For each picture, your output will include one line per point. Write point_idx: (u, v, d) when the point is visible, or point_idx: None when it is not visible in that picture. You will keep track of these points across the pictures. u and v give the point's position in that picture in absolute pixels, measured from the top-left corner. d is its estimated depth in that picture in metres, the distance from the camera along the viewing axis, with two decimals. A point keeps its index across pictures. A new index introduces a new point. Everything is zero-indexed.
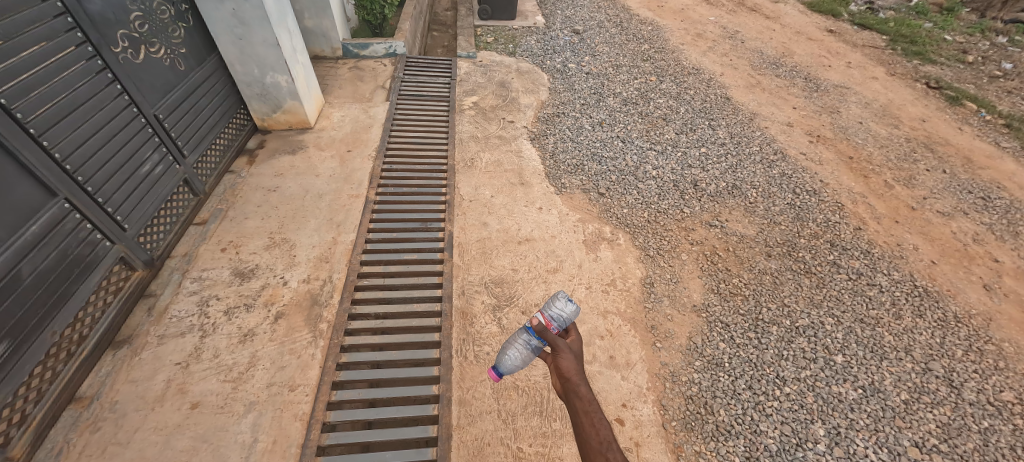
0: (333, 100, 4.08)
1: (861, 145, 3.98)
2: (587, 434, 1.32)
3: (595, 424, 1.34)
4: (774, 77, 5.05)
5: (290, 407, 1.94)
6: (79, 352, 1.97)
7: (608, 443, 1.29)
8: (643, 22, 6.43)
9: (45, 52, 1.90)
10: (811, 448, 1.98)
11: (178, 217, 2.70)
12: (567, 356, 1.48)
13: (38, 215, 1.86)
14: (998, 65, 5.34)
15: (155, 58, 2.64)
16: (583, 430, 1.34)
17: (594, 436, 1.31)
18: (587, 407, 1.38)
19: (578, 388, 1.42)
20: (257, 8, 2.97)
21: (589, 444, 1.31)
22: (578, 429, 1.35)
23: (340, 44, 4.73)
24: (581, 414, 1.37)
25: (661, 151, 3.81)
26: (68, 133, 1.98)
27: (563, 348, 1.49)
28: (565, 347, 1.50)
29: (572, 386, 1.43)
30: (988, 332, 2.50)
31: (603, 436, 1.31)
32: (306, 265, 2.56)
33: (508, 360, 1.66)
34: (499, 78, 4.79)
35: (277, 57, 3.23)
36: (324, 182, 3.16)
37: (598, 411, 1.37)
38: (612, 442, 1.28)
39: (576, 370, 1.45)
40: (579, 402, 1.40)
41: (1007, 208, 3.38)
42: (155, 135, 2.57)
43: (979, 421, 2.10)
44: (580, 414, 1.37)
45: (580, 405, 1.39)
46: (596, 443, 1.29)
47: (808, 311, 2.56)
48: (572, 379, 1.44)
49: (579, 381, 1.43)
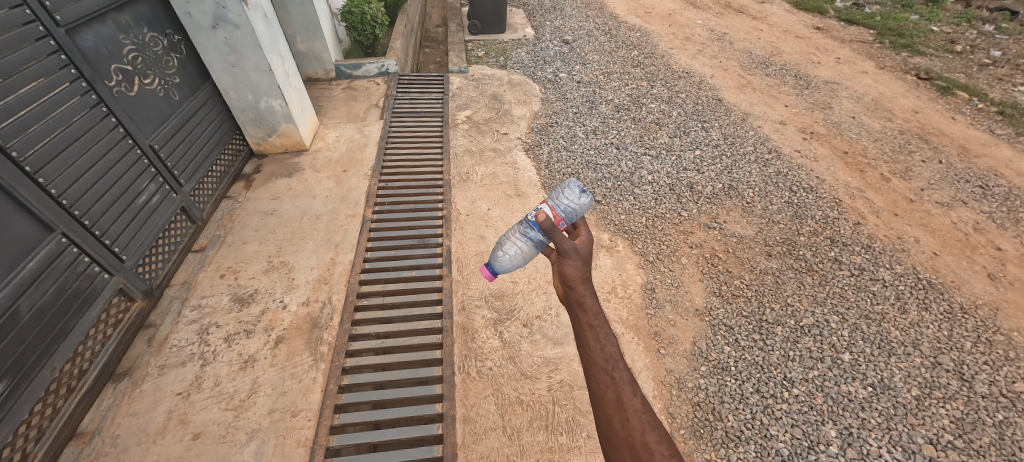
0: (328, 121, 4.12)
1: (855, 139, 3.99)
2: (592, 352, 1.27)
3: (601, 340, 1.28)
4: (764, 77, 5.09)
5: (293, 433, 1.92)
6: (80, 386, 1.96)
7: (614, 361, 1.25)
8: (631, 28, 6.50)
9: (41, 89, 1.93)
10: (824, 451, 1.94)
11: (177, 246, 2.71)
12: (574, 263, 1.36)
13: (35, 251, 1.86)
14: (987, 53, 5.36)
15: (149, 89, 2.68)
16: (588, 346, 1.29)
17: (600, 354, 1.26)
18: (591, 322, 1.32)
19: (582, 297, 1.35)
20: (249, 35, 3.02)
21: (593, 360, 1.26)
22: (583, 344, 1.30)
23: (333, 65, 4.79)
24: (585, 328, 1.32)
25: (656, 156, 3.82)
26: (63, 167, 1.99)
27: (571, 253, 1.35)
28: (573, 251, 1.36)
29: (577, 297, 1.36)
30: (996, 323, 2.47)
31: (609, 353, 1.26)
32: (305, 287, 2.56)
33: (505, 258, 1.68)
34: (491, 91, 4.83)
35: (270, 82, 3.27)
36: (321, 204, 3.17)
37: (603, 326, 1.31)
38: (619, 361, 1.24)
39: (582, 278, 1.36)
40: (584, 316, 1.33)
41: (1006, 195, 3.36)
42: (151, 166, 2.59)
43: (993, 414, 2.06)
44: (585, 328, 1.32)
45: (584, 318, 1.33)
46: (602, 362, 1.25)
47: (812, 310, 2.54)
48: (577, 288, 1.36)
49: (584, 291, 1.35)
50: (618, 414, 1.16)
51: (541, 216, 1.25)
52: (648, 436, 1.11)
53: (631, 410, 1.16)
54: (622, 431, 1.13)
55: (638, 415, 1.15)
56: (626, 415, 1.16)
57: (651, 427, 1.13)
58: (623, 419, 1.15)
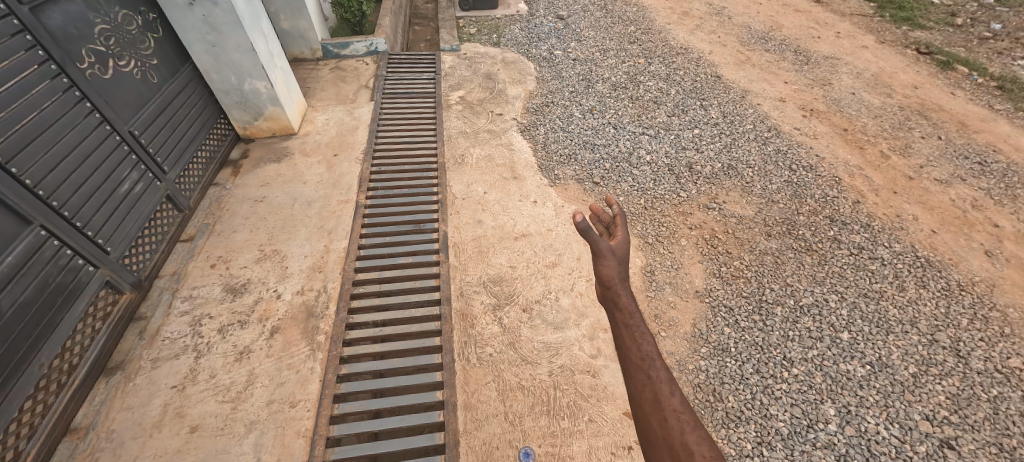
0: (317, 103, 3.98)
1: (855, 116, 3.93)
2: (627, 349, 1.08)
3: (636, 338, 1.10)
4: (763, 52, 4.98)
5: (292, 424, 1.89)
6: (70, 382, 1.90)
7: (652, 359, 1.04)
8: (627, 3, 6.31)
9: (5, 72, 1.80)
10: (822, 429, 1.96)
11: (164, 236, 2.63)
12: (609, 262, 1.21)
13: (14, 244, 1.78)
14: (988, 26, 5.27)
15: (125, 72, 2.55)
16: (622, 344, 1.11)
17: (635, 351, 1.07)
18: (627, 321, 1.14)
19: (619, 297, 1.19)
20: (228, 13, 2.85)
21: (627, 359, 1.06)
22: (617, 343, 1.12)
23: (319, 44, 4.61)
24: (621, 327, 1.14)
25: (654, 136, 3.75)
26: (36, 156, 1.89)
27: (606, 253, 1.21)
28: (608, 251, 1.22)
29: (613, 296, 1.20)
30: (992, 299, 2.48)
31: (645, 351, 1.06)
32: (299, 275, 2.50)
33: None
34: (484, 70, 4.69)
35: (254, 62, 3.12)
36: (312, 189, 3.08)
37: (640, 325, 1.13)
38: (656, 358, 1.04)
39: (620, 277, 1.20)
40: (620, 315, 1.16)
41: (1005, 172, 3.34)
42: (132, 153, 2.48)
43: (987, 390, 2.09)
44: (620, 327, 1.14)
45: (619, 317, 1.16)
46: (638, 360, 1.05)
47: (812, 289, 2.54)
48: (614, 288, 1.19)
49: (621, 290, 1.19)
50: (655, 414, 0.95)
51: (577, 214, 1.10)
52: (687, 437, 0.89)
53: (670, 411, 0.95)
54: (661, 433, 0.91)
55: (677, 415, 0.94)
56: (664, 415, 0.94)
57: (691, 427, 0.92)
58: (661, 419, 0.94)
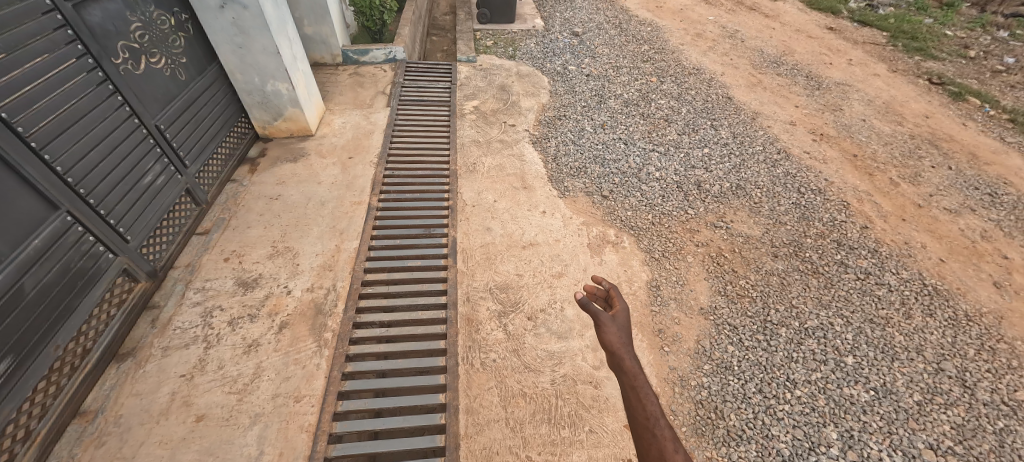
0: (334, 106, 4.08)
1: (865, 142, 3.96)
2: (634, 409, 1.11)
3: (642, 398, 1.13)
4: (774, 76, 5.05)
5: (296, 418, 1.92)
6: (83, 366, 1.94)
7: (657, 418, 1.08)
8: (642, 23, 6.42)
9: (45, 65, 1.90)
10: (824, 453, 1.95)
11: (181, 228, 2.69)
12: (609, 330, 1.26)
13: (40, 229, 1.84)
14: (1000, 59, 5.29)
15: (155, 68, 2.64)
16: (629, 405, 1.14)
17: (640, 411, 1.10)
18: (633, 381, 1.16)
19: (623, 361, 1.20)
20: (257, 16, 2.96)
21: (634, 419, 1.10)
22: (625, 403, 1.15)
23: (340, 50, 4.74)
24: (627, 387, 1.16)
25: (664, 153, 3.79)
26: (68, 144, 1.96)
27: (606, 322, 1.27)
28: (608, 320, 1.27)
29: (617, 359, 1.21)
30: (1000, 330, 2.47)
31: (651, 411, 1.10)
32: (309, 273, 2.55)
33: None
34: (499, 81, 4.78)
35: (277, 64, 3.22)
36: (326, 189, 3.15)
37: (646, 385, 1.16)
38: (661, 418, 1.08)
39: (622, 342, 1.22)
40: (624, 376, 1.18)
41: (1014, 204, 3.34)
42: (156, 146, 2.57)
43: (993, 422, 2.07)
44: (626, 388, 1.16)
45: (624, 378, 1.18)
46: (643, 419, 1.09)
47: (817, 312, 2.54)
48: (617, 352, 1.22)
49: (625, 354, 1.20)
50: None
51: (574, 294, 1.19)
52: None
53: None
54: None
55: None
56: None
57: None
58: None
